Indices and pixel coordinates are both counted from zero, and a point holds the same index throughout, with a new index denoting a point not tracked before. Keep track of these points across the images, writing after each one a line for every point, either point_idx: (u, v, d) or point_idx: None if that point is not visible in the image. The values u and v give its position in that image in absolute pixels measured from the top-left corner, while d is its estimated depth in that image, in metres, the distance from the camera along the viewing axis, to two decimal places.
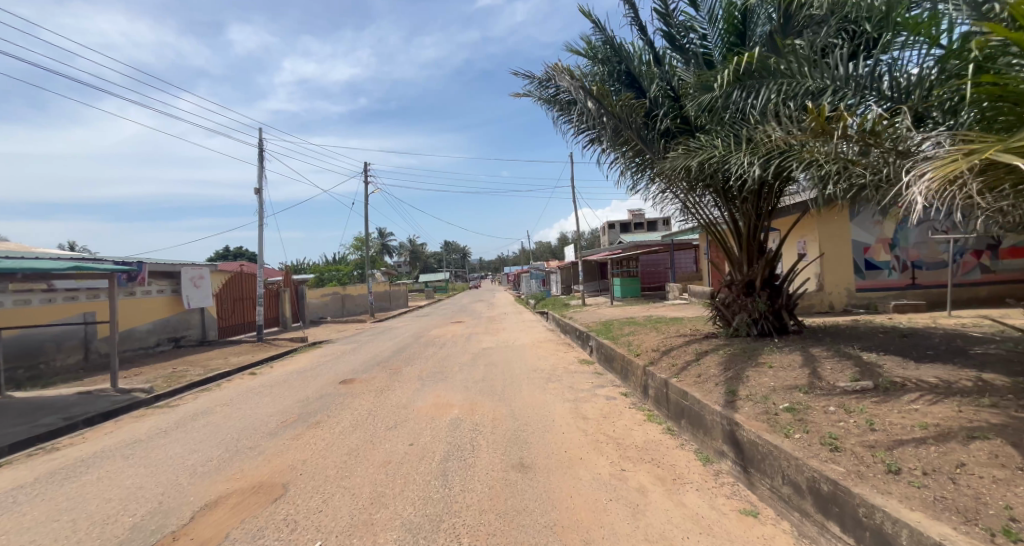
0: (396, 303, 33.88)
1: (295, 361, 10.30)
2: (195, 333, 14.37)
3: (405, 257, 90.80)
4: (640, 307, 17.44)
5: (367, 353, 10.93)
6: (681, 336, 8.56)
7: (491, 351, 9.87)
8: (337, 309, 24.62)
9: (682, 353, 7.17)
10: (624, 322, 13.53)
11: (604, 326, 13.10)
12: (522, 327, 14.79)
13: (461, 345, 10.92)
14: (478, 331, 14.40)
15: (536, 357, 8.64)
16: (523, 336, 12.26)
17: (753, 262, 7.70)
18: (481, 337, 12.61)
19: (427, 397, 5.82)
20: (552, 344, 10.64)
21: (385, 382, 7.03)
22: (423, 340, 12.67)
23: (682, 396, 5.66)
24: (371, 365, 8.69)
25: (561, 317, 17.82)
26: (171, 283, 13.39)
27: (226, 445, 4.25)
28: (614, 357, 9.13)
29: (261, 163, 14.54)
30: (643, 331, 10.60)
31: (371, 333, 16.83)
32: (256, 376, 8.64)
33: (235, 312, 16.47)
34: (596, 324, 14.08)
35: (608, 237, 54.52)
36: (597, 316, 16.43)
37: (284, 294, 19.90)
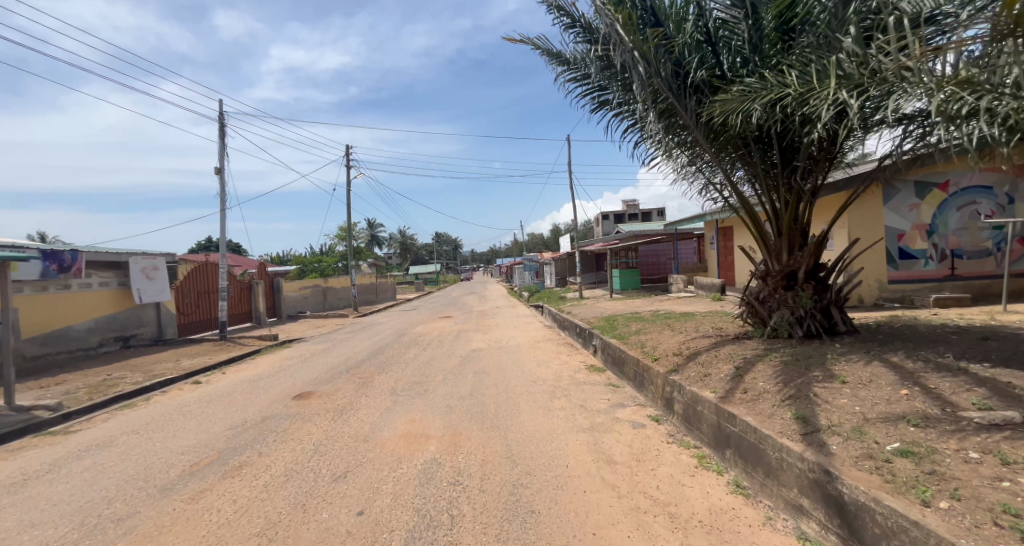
0: (383, 296, 32.35)
1: (255, 365, 8.92)
2: (150, 332, 13.01)
3: (395, 248, 88.92)
4: (642, 301, 16.22)
5: (340, 355, 9.58)
6: (705, 337, 7.30)
7: (482, 353, 8.57)
8: (318, 303, 23.13)
9: (712, 359, 5.93)
10: (628, 318, 12.28)
11: (607, 324, 11.85)
12: (517, 323, 13.52)
13: (447, 346, 9.59)
14: (468, 328, 13.06)
15: (534, 362, 7.38)
16: (518, 335, 10.96)
17: (795, 249, 6.41)
18: (470, 336, 11.33)
19: (397, 423, 4.48)
20: (552, 344, 9.35)
21: (349, 396, 5.73)
22: (405, 339, 11.33)
23: (728, 421, 4.37)
24: (339, 373, 7.32)
25: (558, 311, 16.56)
26: (117, 275, 11.98)
27: (83, 514, 2.86)
28: (625, 361, 7.87)
29: (223, 140, 12.97)
30: (654, 330, 9.35)
31: (351, 329, 15.42)
32: (200, 386, 7.21)
33: (198, 306, 15.14)
34: (597, 321, 12.83)
35: (602, 228, 53.32)
36: (597, 311, 15.16)
37: (257, 287, 18.43)
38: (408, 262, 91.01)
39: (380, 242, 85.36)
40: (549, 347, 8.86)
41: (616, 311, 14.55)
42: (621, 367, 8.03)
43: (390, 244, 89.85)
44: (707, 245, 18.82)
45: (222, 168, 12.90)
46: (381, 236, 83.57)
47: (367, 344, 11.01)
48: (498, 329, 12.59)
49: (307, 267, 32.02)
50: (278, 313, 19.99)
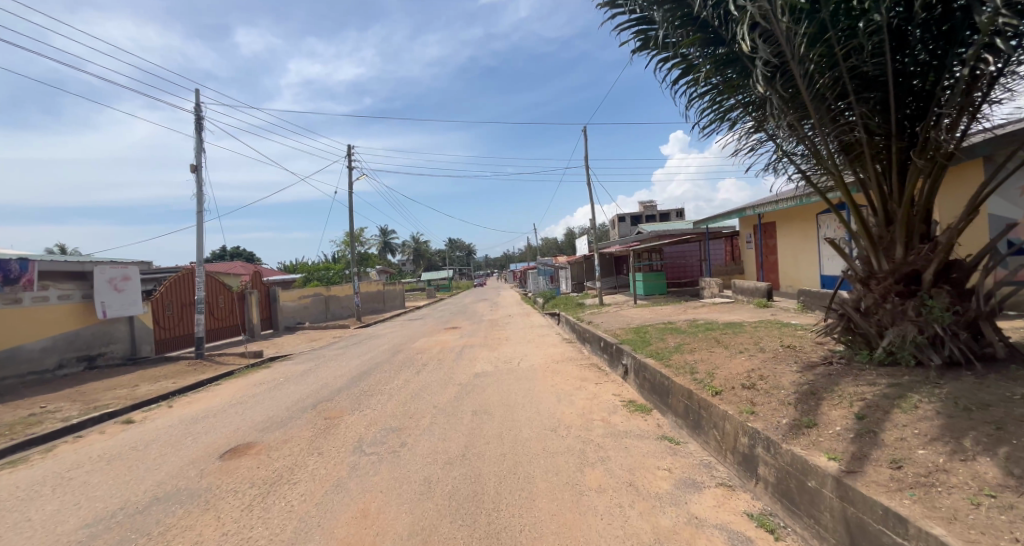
0: (390, 304, 31.07)
1: (216, 394, 7.42)
2: (121, 349, 11.76)
3: (408, 255, 88.44)
4: (672, 309, 14.37)
5: (319, 378, 8.05)
6: (779, 362, 5.49)
7: (487, 378, 6.93)
8: (320, 313, 21.84)
9: (806, 399, 4.15)
10: (662, 330, 10.48)
11: (637, 338, 10.07)
12: (530, 336, 11.84)
13: (445, 369, 7.96)
14: (474, 342, 11.40)
15: (552, 393, 5.70)
16: (531, 352, 9.28)
17: (915, 241, 4.55)
18: (474, 353, 9.70)
19: (338, 521, 2.81)
20: (574, 366, 7.66)
21: (297, 453, 4.11)
22: (401, 357, 9.77)
23: (874, 520, 2.57)
24: (303, 409, 5.74)
25: (577, 321, 14.84)
26: (81, 286, 10.77)
27: None
28: (670, 392, 6.12)
29: (200, 135, 11.69)
30: (700, 348, 7.56)
31: (347, 343, 13.95)
32: (130, 426, 5.72)
33: (179, 320, 13.89)
34: (623, 333, 11.08)
35: (619, 230, 51.31)
36: (622, 321, 13.40)
37: (251, 298, 17.16)
38: (421, 268, 90.25)
39: (393, 249, 84.97)
40: (570, 370, 7.16)
41: (644, 321, 12.75)
42: (665, 398, 6.27)
43: (402, 250, 89.23)
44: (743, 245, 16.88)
45: (198, 165, 11.59)
46: (394, 243, 83.02)
47: (356, 363, 9.47)
48: (509, 343, 10.94)
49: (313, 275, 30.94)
50: (275, 325, 18.67)
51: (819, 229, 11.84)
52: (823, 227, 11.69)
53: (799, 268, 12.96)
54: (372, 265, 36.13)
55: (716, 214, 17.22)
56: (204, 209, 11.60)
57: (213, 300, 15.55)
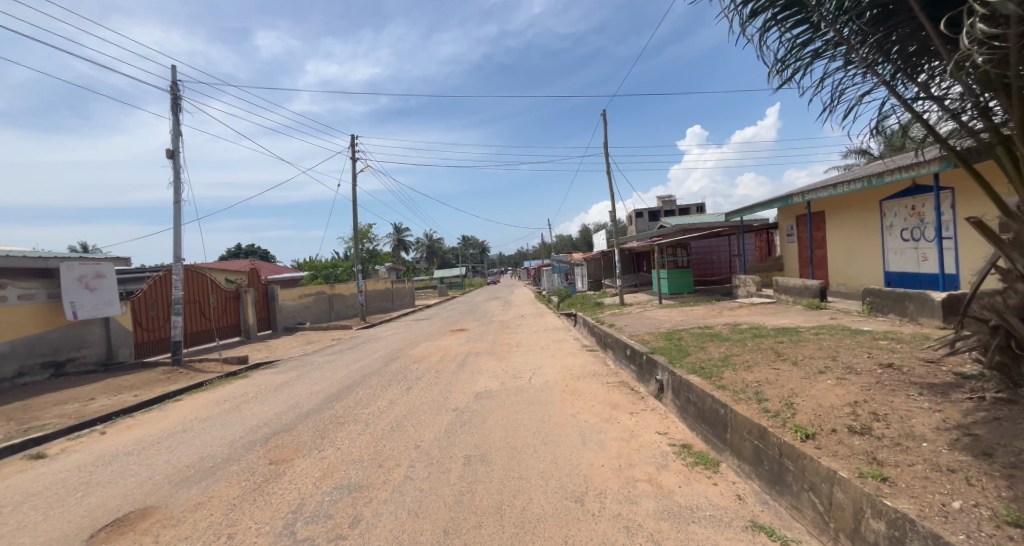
0: (399, 302, 29.99)
1: (168, 414, 6.22)
2: (95, 354, 10.73)
3: (421, 252, 87.85)
4: (705, 311, 12.78)
5: (294, 394, 6.78)
6: (891, 391, 3.94)
7: (490, 402, 5.53)
8: (323, 312, 20.80)
9: (978, 466, 2.63)
10: (699, 337, 8.95)
11: (670, 346, 8.54)
12: (544, 342, 10.41)
13: (441, 387, 6.59)
14: (480, 349, 10.02)
15: (574, 430, 4.28)
16: (546, 363, 7.85)
17: None
18: (479, 364, 8.33)
19: None
20: (598, 382, 6.23)
21: (200, 532, 2.80)
22: (395, 367, 8.45)
23: None
24: (250, 444, 4.44)
25: (597, 323, 13.36)
26: (46, 285, 9.74)
27: None
28: (730, 425, 4.63)
29: (176, 116, 10.52)
30: (757, 364, 6.01)
31: (344, 347, 12.73)
32: (37, 463, 4.52)
33: (159, 323, 12.83)
34: (652, 339, 9.55)
35: (637, 226, 49.43)
36: (649, 324, 11.87)
37: (247, 297, 16.12)
38: (434, 266, 89.43)
39: (407, 247, 84.46)
40: (595, 390, 5.72)
41: (674, 324, 11.22)
42: (722, 432, 4.76)
43: (415, 247, 88.52)
44: (783, 238, 15.12)
45: (175, 150, 10.43)
46: (406, 240, 82.33)
47: (342, 374, 8.17)
48: (520, 350, 9.54)
49: (320, 273, 30.01)
50: (274, 326, 17.62)
51: (882, 218, 10.14)
52: (889, 216, 9.98)
53: (856, 264, 11.26)
54: (381, 262, 35.12)
55: (752, 204, 15.49)
56: (182, 199, 10.47)
57: (204, 299, 14.53)
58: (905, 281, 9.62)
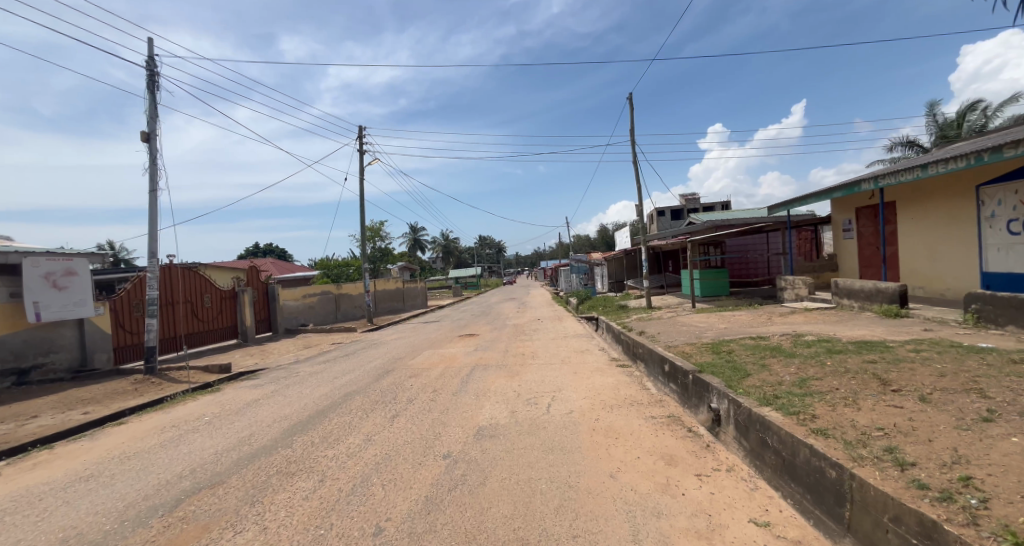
0: (409, 303, 28.91)
1: (97, 445, 4.97)
2: (66, 360, 9.70)
3: (437, 252, 87.25)
4: (751, 319, 11.09)
5: (256, 418, 5.47)
6: None
7: (495, 446, 4.08)
8: (328, 314, 19.73)
9: None
10: (756, 352, 7.34)
11: (722, 364, 6.98)
12: (565, 353, 8.94)
13: (435, 416, 5.18)
14: (491, 361, 8.61)
15: (615, 511, 2.80)
16: (569, 382, 6.38)
17: None
18: (487, 381, 6.91)
19: None
20: (639, 415, 4.71)
21: None
22: (387, 383, 7.11)
23: None
24: (147, 515, 3.08)
25: (624, 330, 11.78)
26: (7, 284, 8.72)
27: None
28: (849, 498, 3.06)
29: (152, 94, 9.31)
30: (861, 396, 4.41)
31: (341, 353, 11.51)
32: None
33: (138, 321, 11.62)
34: (696, 353, 7.97)
35: (659, 224, 47.43)
36: (687, 332, 10.25)
37: (244, 297, 15.01)
38: (450, 266, 88.68)
39: (423, 246, 83.92)
40: (637, 430, 4.22)
41: (718, 333, 9.59)
42: (833, 506, 3.18)
43: (431, 247, 88.01)
44: (841, 235, 13.46)
45: (151, 133, 9.23)
46: (422, 240, 81.74)
47: (323, 391, 6.86)
48: (537, 363, 8.11)
49: (330, 272, 29.12)
50: (275, 329, 16.55)
51: (981, 207, 8.46)
52: (987, 206, 8.37)
53: (942, 264, 9.57)
54: (393, 262, 34.14)
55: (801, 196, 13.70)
56: (159, 188, 9.30)
57: (197, 299, 13.45)
58: (1009, 283, 7.97)
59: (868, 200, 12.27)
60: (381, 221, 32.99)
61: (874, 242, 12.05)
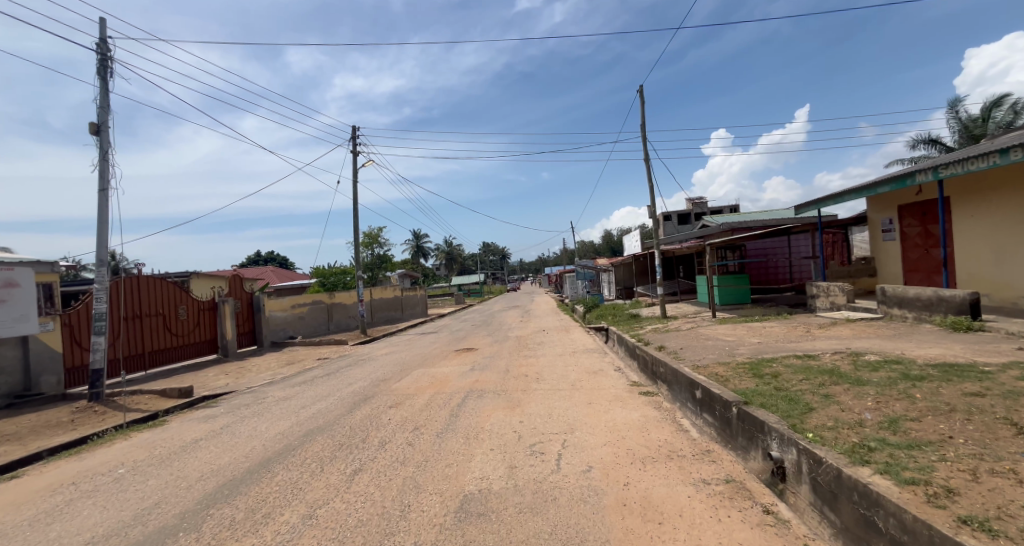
0: (408, 312, 27.76)
1: None
2: (7, 385, 8.45)
3: (440, 259, 86.31)
4: (787, 332, 9.74)
5: (180, 472, 4.20)
6: None
7: (484, 538, 2.77)
8: (319, 325, 18.56)
9: None
10: (810, 378, 6.02)
11: (771, 392, 5.66)
12: (576, 375, 7.65)
13: (409, 475, 3.87)
14: (489, 385, 7.35)
15: None
16: (585, 420, 5.08)
17: None
18: (482, 415, 5.63)
19: None
20: (688, 479, 3.40)
21: None
22: (360, 417, 5.82)
23: None
24: None
25: (641, 345, 10.46)
26: None
27: None
28: None
29: (103, 80, 8.10)
30: (1007, 457, 3.11)
31: (323, 371, 10.27)
32: None
33: (84, 339, 10.34)
34: (733, 376, 6.68)
35: (665, 229, 46.35)
36: (715, 348, 8.92)
37: (225, 308, 13.70)
38: (452, 272, 87.62)
39: (426, 253, 83.01)
40: (689, 511, 2.91)
41: (753, 349, 8.27)
42: None
43: (434, 254, 87.10)
44: (880, 236, 12.22)
45: (100, 124, 8.01)
46: (425, 247, 80.76)
47: (283, 426, 5.60)
48: (543, 389, 6.83)
49: (326, 280, 27.99)
50: (259, 342, 15.33)
51: None
52: None
53: (1016, 267, 8.37)
54: (392, 269, 33.02)
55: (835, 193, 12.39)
56: (111, 187, 8.10)
57: (170, 311, 12.25)
58: None
59: (914, 196, 10.99)
60: (379, 227, 31.89)
61: (921, 243, 10.78)
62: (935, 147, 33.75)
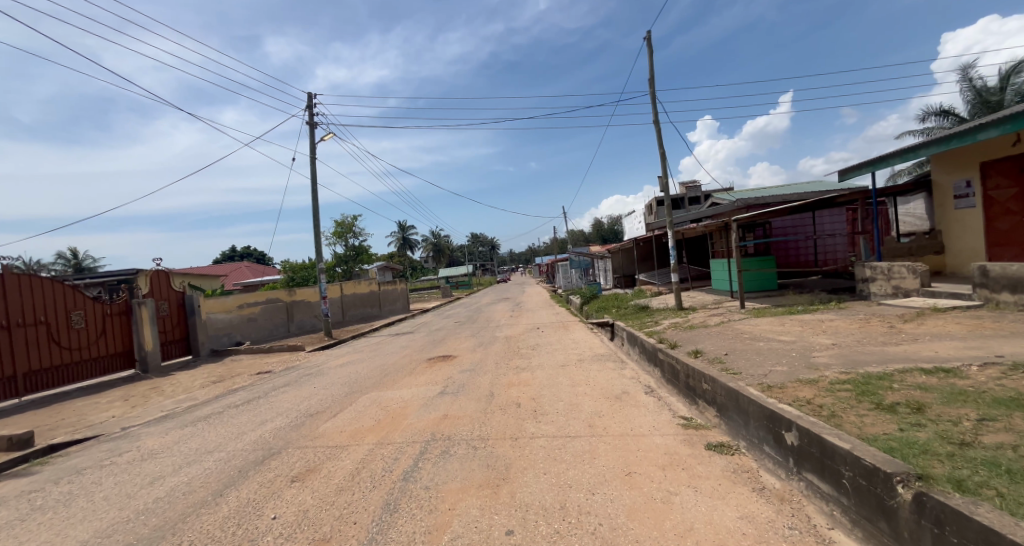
0: (386, 308, 25.17)
1: None
2: None
3: (428, 251, 83.43)
4: (861, 328, 7.37)
5: None
6: None
7: None
8: (275, 328, 15.90)
9: None
10: (991, 415, 3.57)
11: (950, 449, 3.21)
12: (592, 405, 5.16)
13: None
14: (461, 427, 4.83)
15: None
16: (633, 535, 2.55)
17: None
18: (439, 510, 3.06)
19: None
20: None
21: None
22: (224, 514, 3.23)
23: None
24: None
25: (668, 351, 8.03)
26: None
27: None
28: None
29: None
30: None
31: (247, 394, 7.66)
32: None
33: None
34: (844, 408, 4.24)
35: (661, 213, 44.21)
36: (776, 353, 6.49)
37: (142, 311, 10.85)
38: (441, 264, 84.77)
39: (413, 245, 80.09)
40: None
41: (838, 355, 5.86)
42: None
43: (421, 245, 84.12)
44: (951, 204, 10.16)
45: None
46: (411, 238, 77.70)
47: (67, 541, 2.98)
48: (545, 439, 4.30)
49: (293, 276, 25.12)
50: (196, 352, 12.56)
51: None
52: None
53: None
54: (370, 261, 30.22)
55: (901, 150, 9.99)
56: None
57: (58, 319, 9.43)
58: None
59: (1006, 148, 8.77)
60: (353, 215, 28.97)
61: (1017, 209, 8.61)
62: (947, 116, 31.79)
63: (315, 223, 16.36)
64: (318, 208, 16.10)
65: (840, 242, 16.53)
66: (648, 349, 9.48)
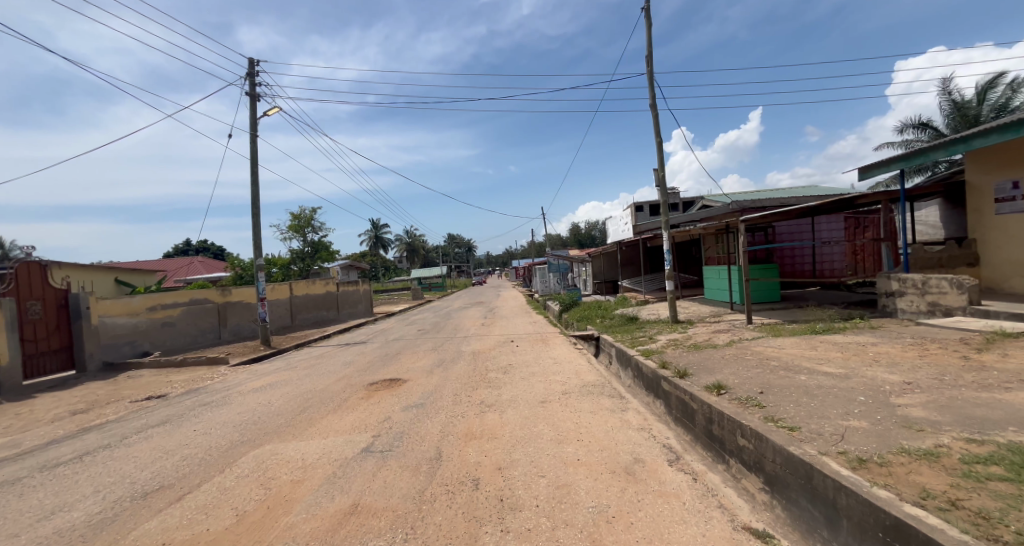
0: (346, 311, 22.74)
1: None
2: None
3: (401, 250, 80.45)
4: (927, 357, 5.66)
5: None
6: None
7: None
8: (196, 335, 13.33)
9: None
10: None
11: None
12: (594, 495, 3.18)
13: None
14: (367, 544, 2.74)
15: None
16: None
17: None
18: None
19: None
20: None
21: None
22: None
23: None
24: None
25: (686, 389, 6.09)
26: None
27: None
28: None
29: None
30: None
31: (93, 441, 5.35)
32: None
33: None
34: None
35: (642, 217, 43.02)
36: (835, 396, 4.70)
37: None
38: (414, 265, 81.89)
39: (385, 244, 77.03)
40: None
41: (936, 404, 4.08)
42: None
43: (394, 245, 80.99)
44: (991, 209, 8.78)
45: None
46: (383, 237, 74.56)
47: None
48: None
49: (241, 274, 22.41)
50: (81, 366, 10.01)
51: None
52: None
53: None
54: (331, 260, 27.61)
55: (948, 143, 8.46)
56: None
57: None
58: None
59: None
60: (313, 208, 26.35)
61: None
62: (926, 129, 31.69)
63: (253, 211, 13.92)
64: (257, 195, 13.67)
65: (839, 251, 15.29)
66: (650, 376, 7.61)
